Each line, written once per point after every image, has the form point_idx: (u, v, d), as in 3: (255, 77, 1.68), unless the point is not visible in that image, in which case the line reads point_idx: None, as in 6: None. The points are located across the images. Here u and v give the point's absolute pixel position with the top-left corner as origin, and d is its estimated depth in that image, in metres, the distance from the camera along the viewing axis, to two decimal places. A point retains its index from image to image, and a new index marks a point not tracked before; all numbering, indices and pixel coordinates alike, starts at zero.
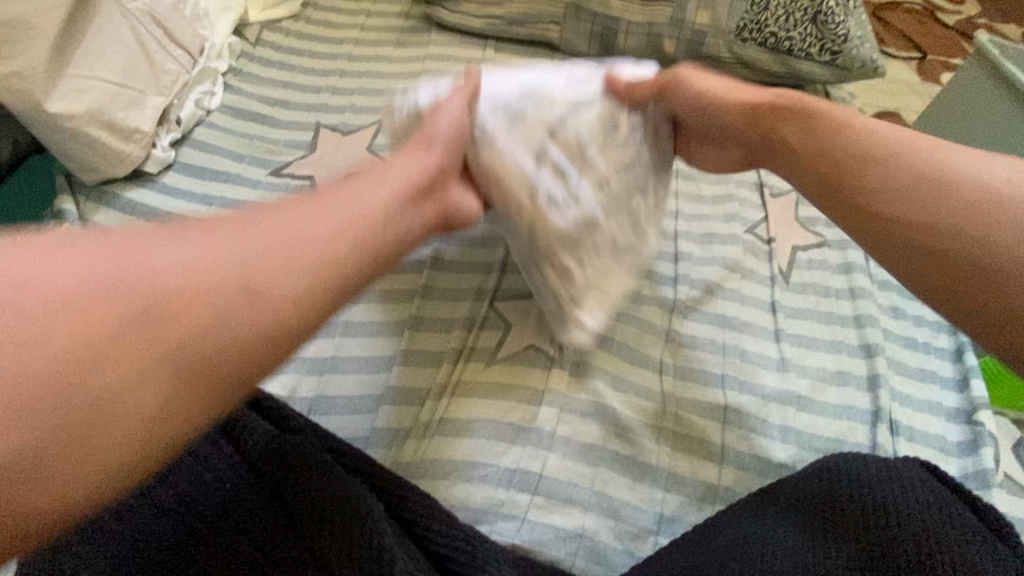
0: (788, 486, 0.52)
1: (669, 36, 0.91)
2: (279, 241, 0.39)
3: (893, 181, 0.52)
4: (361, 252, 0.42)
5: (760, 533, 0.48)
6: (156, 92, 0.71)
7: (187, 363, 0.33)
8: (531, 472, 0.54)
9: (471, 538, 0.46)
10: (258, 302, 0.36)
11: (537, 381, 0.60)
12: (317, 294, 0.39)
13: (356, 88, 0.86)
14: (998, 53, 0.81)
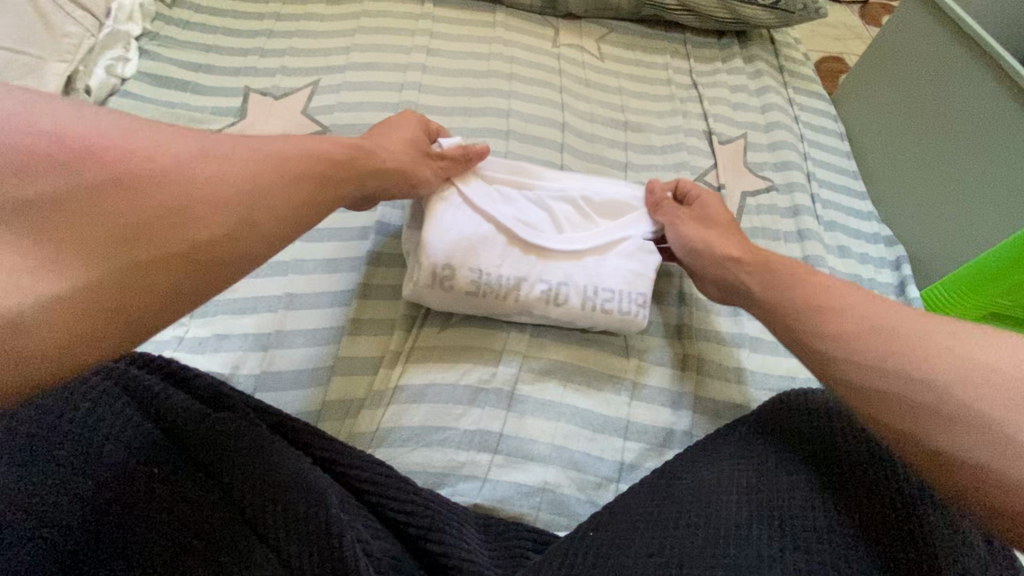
0: (739, 426, 0.52)
1: None
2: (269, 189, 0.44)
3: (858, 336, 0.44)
4: (326, 181, 0.49)
5: (710, 471, 0.48)
6: (59, 58, 0.65)
7: (181, 229, 0.39)
8: (490, 432, 0.53)
9: (426, 501, 0.45)
10: (247, 226, 0.42)
11: (497, 343, 0.58)
12: (286, 197, 0.45)
13: (286, 49, 0.80)
14: None
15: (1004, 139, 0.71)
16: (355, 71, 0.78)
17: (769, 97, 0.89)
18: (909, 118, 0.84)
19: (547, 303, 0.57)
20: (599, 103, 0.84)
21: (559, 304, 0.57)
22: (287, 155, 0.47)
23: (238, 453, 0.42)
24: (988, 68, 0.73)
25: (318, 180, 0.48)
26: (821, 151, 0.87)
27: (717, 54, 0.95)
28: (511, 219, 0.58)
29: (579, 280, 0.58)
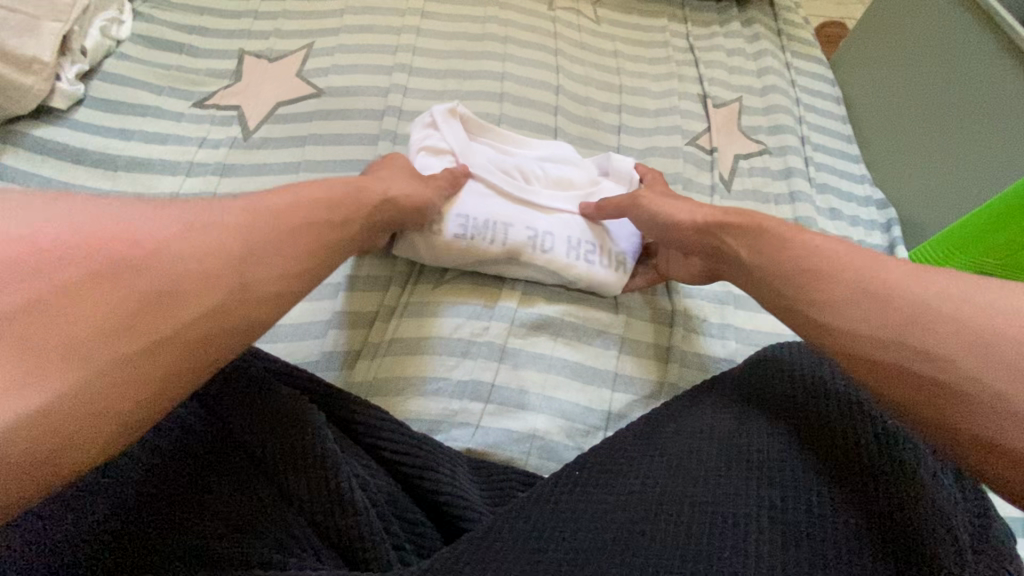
0: (670, 424, 0.49)
1: None
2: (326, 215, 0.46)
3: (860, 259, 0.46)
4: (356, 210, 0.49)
5: (663, 444, 0.47)
6: (53, 18, 0.64)
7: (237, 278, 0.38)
8: (482, 382, 0.55)
9: (419, 442, 0.47)
10: (294, 248, 0.42)
11: (489, 297, 0.60)
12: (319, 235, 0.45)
13: (280, 12, 0.80)
14: None
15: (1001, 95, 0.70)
16: (349, 34, 0.78)
17: (765, 60, 0.89)
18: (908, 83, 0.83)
19: (533, 247, 0.60)
20: (596, 67, 0.84)
21: (544, 250, 0.60)
22: (300, 206, 0.45)
23: (235, 393, 0.43)
24: (987, 25, 0.72)
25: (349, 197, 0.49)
26: (817, 116, 0.87)
27: (715, 18, 0.94)
28: (496, 177, 0.62)
29: (561, 232, 0.61)
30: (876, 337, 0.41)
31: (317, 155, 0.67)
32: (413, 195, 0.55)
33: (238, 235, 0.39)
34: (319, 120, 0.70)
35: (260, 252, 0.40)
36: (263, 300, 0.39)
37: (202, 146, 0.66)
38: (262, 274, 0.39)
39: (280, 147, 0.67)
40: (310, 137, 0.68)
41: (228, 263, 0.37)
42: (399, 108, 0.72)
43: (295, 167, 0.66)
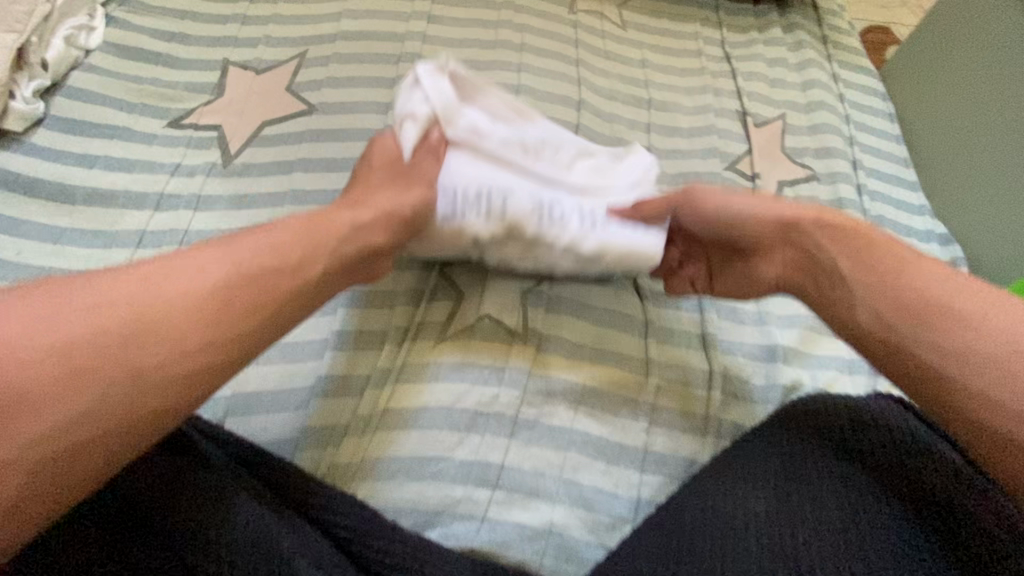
0: (696, 498, 0.43)
1: None
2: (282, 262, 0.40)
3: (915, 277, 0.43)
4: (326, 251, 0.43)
5: (691, 529, 0.41)
6: (5, 29, 0.58)
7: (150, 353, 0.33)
8: (490, 464, 0.47)
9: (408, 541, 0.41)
10: (233, 315, 0.36)
11: (499, 356, 0.52)
12: (279, 291, 0.39)
13: (270, 16, 0.72)
14: None
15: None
16: (346, 41, 0.70)
17: (811, 72, 0.79)
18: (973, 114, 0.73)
19: (540, 220, 0.51)
20: (622, 79, 0.75)
21: (555, 223, 0.51)
22: (261, 249, 0.39)
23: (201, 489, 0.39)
24: None
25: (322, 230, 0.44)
26: (868, 135, 0.77)
27: (754, 23, 0.84)
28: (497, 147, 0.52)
29: (570, 200, 0.53)
30: (935, 364, 0.38)
31: (306, 184, 0.59)
32: (392, 202, 0.48)
33: (159, 299, 0.35)
34: (309, 141, 0.61)
35: (182, 318, 0.34)
36: (171, 382, 0.33)
37: (175, 173, 0.58)
38: (189, 335, 0.34)
39: (264, 174, 0.59)
40: (298, 163, 0.60)
41: (132, 342, 0.33)
42: None
43: (280, 198, 0.58)
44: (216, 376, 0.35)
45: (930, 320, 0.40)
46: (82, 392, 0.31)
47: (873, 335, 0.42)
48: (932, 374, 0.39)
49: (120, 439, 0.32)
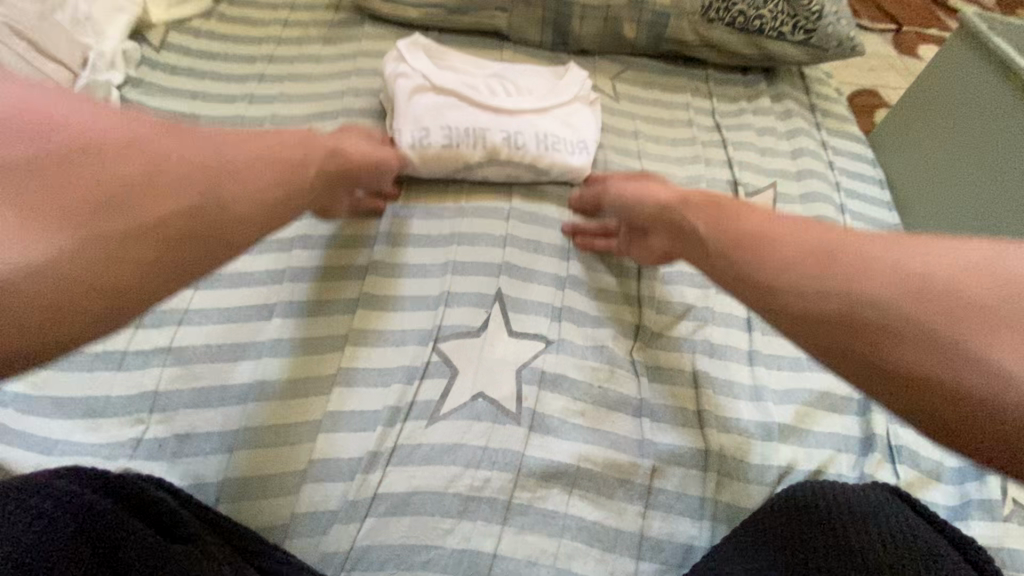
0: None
1: (628, 21, 0.82)
2: (192, 171, 0.45)
3: (815, 252, 0.46)
4: (220, 170, 0.46)
5: None
6: None
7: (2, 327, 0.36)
8: (481, 553, 0.47)
9: None
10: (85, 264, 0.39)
11: (493, 440, 0.51)
12: (206, 173, 0.45)
13: (277, 95, 0.75)
14: (1006, 47, 0.71)
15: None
16: (349, 118, 0.73)
17: (800, 141, 0.82)
18: (971, 190, 0.74)
19: (508, 146, 0.67)
20: (614, 150, 0.77)
21: (518, 148, 0.67)
22: (168, 192, 0.43)
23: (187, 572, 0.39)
24: None
25: (271, 162, 0.49)
26: (860, 202, 0.78)
27: (743, 93, 0.87)
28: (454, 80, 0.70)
29: (528, 129, 0.68)
30: (835, 310, 0.42)
31: (304, 261, 0.60)
32: (330, 152, 0.55)
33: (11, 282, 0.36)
34: (310, 219, 0.63)
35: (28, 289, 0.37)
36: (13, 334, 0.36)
37: None
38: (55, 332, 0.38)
39: (264, 251, 0.60)
40: (298, 240, 0.62)
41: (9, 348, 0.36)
42: (398, 206, 0.66)
43: (279, 276, 0.59)
44: (187, 252, 0.43)
45: (835, 277, 0.44)
46: (90, 185, 0.41)
47: (749, 283, 0.48)
48: (769, 291, 0.46)
49: (83, 216, 0.40)
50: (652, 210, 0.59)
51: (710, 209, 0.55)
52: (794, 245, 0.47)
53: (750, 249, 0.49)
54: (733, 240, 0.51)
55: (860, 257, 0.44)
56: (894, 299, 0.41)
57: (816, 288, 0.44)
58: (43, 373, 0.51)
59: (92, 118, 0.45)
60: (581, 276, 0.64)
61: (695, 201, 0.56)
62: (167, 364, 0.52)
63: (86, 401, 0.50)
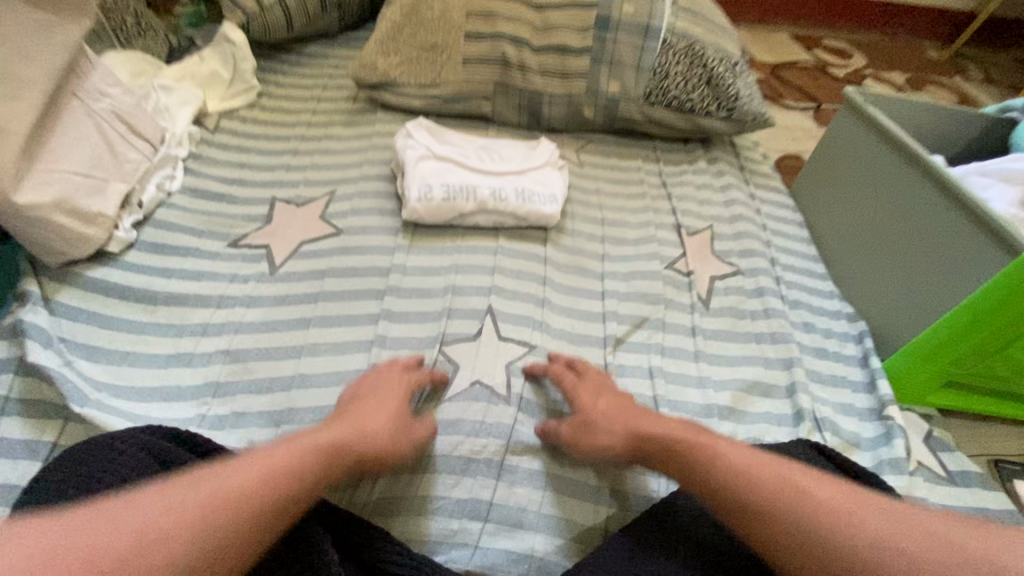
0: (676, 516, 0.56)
1: (588, 104, 1.03)
2: (220, 502, 0.42)
3: (782, 483, 0.50)
4: (279, 483, 0.46)
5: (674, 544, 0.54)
6: (120, 180, 0.75)
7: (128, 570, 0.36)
8: (481, 501, 0.59)
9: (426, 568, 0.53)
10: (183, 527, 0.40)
11: (489, 416, 0.64)
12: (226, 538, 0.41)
13: (308, 165, 0.94)
14: (873, 109, 0.89)
15: (951, 239, 0.74)
16: (367, 181, 0.91)
17: (731, 193, 1.01)
18: (870, 221, 0.88)
19: (495, 198, 0.84)
20: (580, 202, 0.95)
21: (502, 200, 0.84)
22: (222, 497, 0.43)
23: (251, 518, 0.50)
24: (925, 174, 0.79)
25: (282, 483, 0.46)
26: (782, 238, 0.97)
27: (684, 158, 1.08)
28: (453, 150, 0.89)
29: (510, 184, 0.86)
30: (793, 537, 0.47)
31: (334, 286, 0.75)
32: (373, 422, 0.56)
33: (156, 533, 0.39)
34: (338, 255, 0.79)
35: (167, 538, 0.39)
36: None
37: (233, 280, 0.74)
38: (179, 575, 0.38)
39: (301, 279, 0.75)
40: (328, 271, 0.77)
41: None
42: (407, 245, 0.82)
43: (314, 297, 0.74)
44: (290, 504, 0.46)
45: (817, 533, 0.46)
46: (205, 496, 0.42)
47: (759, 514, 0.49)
48: (723, 488, 0.52)
49: (197, 530, 0.40)
50: (622, 416, 0.61)
51: (685, 428, 0.58)
52: (728, 471, 0.52)
53: (706, 466, 0.53)
54: (686, 469, 0.55)
55: (806, 481, 0.50)
56: (861, 547, 0.44)
57: (771, 515, 0.48)
58: (126, 370, 0.63)
59: (132, 507, 0.40)
60: (555, 297, 0.79)
61: (659, 444, 0.58)
62: (226, 362, 0.66)
63: (161, 390, 0.62)
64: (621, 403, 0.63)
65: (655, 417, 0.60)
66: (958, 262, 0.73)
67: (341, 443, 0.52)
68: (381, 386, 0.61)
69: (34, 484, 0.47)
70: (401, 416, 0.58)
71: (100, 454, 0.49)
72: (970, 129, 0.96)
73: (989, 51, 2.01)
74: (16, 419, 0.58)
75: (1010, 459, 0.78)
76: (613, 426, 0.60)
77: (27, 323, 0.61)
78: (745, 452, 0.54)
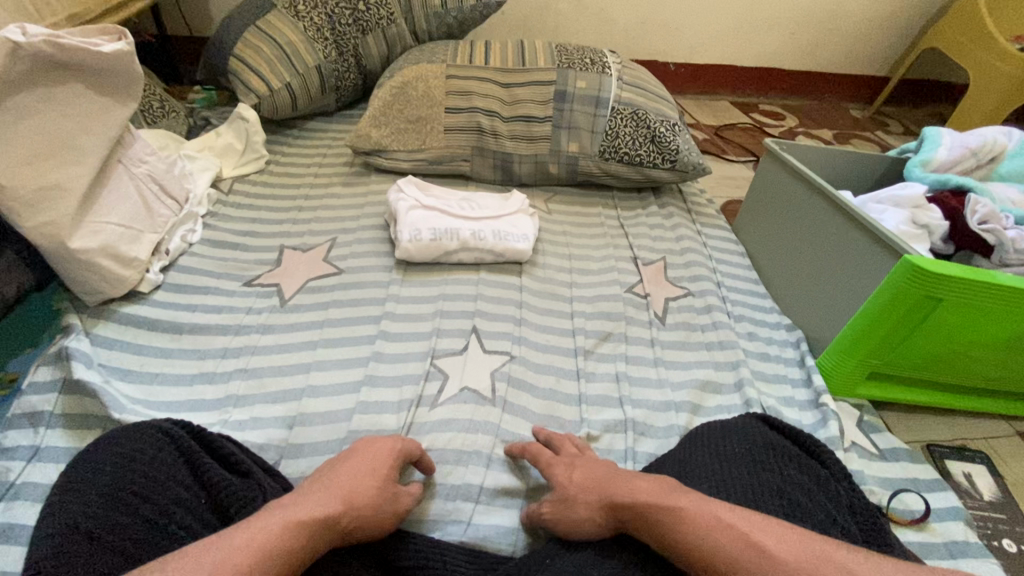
0: None
1: (553, 162, 1.20)
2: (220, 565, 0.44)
3: (748, 536, 0.50)
4: (275, 541, 0.48)
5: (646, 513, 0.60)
6: (152, 230, 0.87)
7: None
8: (472, 484, 0.67)
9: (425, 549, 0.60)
10: None
11: (477, 414, 0.74)
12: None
13: (312, 218, 1.07)
14: (789, 158, 1.06)
15: (869, 270, 0.85)
16: (364, 230, 1.05)
17: (681, 231, 1.17)
18: (798, 250, 1.02)
19: (474, 238, 0.98)
20: (549, 242, 1.09)
21: (480, 240, 0.98)
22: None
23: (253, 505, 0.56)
24: (836, 209, 0.93)
25: (283, 543, 0.48)
26: (728, 266, 1.11)
27: (639, 204, 1.25)
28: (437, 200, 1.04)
29: (487, 227, 1.00)
30: None
31: (337, 315, 0.86)
32: (346, 507, 0.55)
33: None
34: (340, 289, 0.91)
35: None
36: None
37: (249, 311, 0.85)
38: None
39: (308, 310, 0.86)
40: (332, 302, 0.88)
41: None
42: (401, 279, 0.95)
43: (319, 323, 0.84)
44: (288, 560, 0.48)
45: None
46: (194, 554, 0.45)
47: None
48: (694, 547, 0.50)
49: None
50: (598, 484, 0.60)
51: (654, 488, 0.56)
52: (701, 514, 0.52)
53: (678, 528, 0.52)
54: (652, 529, 0.53)
55: (785, 534, 0.50)
56: None
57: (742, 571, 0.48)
58: (156, 387, 0.72)
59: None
60: (531, 318, 0.91)
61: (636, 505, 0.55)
62: (244, 378, 0.75)
63: (188, 402, 0.71)
64: (598, 471, 0.63)
65: (624, 480, 0.59)
66: (869, 283, 0.85)
67: (337, 514, 0.53)
68: (360, 464, 0.60)
69: (70, 468, 0.54)
70: (387, 481, 0.60)
71: (129, 441, 0.56)
72: (869, 171, 1.16)
73: (904, 110, 2.31)
74: (60, 431, 0.66)
75: (941, 443, 0.88)
76: (586, 498, 0.59)
77: (72, 348, 0.71)
78: (726, 507, 0.53)
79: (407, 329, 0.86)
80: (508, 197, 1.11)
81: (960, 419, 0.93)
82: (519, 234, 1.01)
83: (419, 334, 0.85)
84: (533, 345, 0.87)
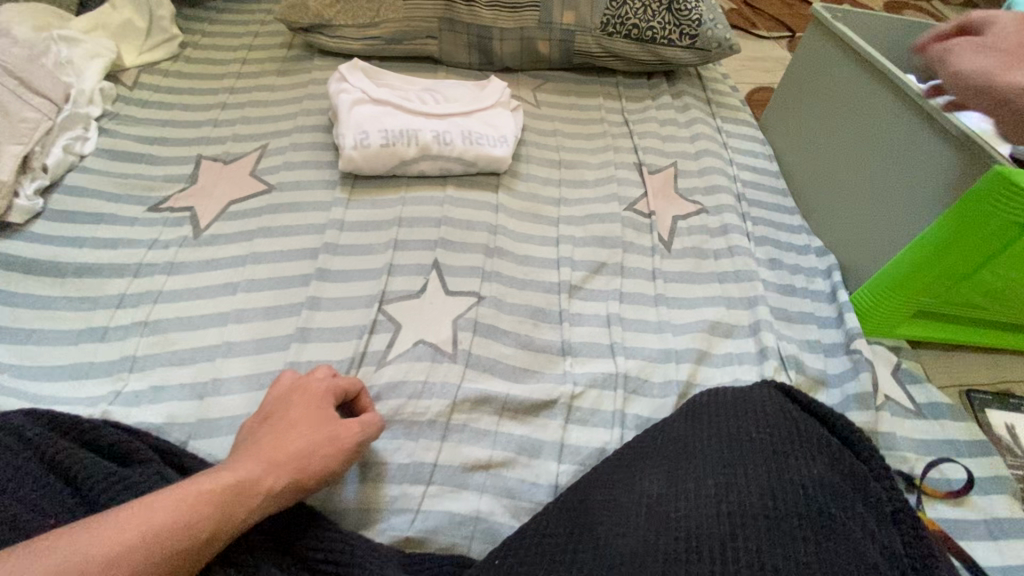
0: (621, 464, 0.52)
1: (541, 39, 0.95)
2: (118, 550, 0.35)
3: None
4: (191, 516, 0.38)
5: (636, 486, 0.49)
6: (15, 141, 0.68)
7: None
8: (423, 463, 0.55)
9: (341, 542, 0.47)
10: None
11: (435, 374, 0.60)
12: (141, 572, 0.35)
13: (238, 119, 0.86)
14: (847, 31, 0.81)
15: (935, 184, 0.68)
16: (301, 133, 0.84)
17: (696, 128, 0.95)
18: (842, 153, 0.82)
19: (438, 143, 0.77)
20: (534, 145, 0.89)
21: (445, 145, 0.78)
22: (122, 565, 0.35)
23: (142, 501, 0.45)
24: (903, 101, 0.72)
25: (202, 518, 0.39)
26: (750, 173, 0.91)
27: (647, 94, 1.01)
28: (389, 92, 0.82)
29: (455, 129, 0.79)
30: None
31: (265, 247, 0.69)
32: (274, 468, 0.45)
33: None
34: (268, 213, 0.73)
35: None
36: None
37: (153, 246, 0.68)
38: None
39: (229, 243, 0.70)
40: (258, 231, 0.71)
41: None
42: (347, 199, 0.76)
43: (243, 260, 0.68)
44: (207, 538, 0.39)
45: None
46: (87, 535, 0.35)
47: None
48: None
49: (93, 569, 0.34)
50: None
51: None
52: None
53: None
54: None
55: None
56: None
57: None
58: (35, 348, 0.58)
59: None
60: (507, 246, 0.74)
61: None
62: (145, 334, 0.60)
63: (73, 366, 0.57)
64: None
65: None
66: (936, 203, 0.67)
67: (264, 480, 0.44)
68: (287, 414, 0.50)
69: None
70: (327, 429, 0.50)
71: None
72: None
73: None
74: None
75: (982, 388, 0.75)
76: None
77: None
78: None
79: (355, 264, 0.70)
80: (482, 88, 0.88)
81: (1007, 358, 0.80)
82: (496, 135, 0.81)
83: (370, 271, 0.69)
84: (510, 279, 0.71)
